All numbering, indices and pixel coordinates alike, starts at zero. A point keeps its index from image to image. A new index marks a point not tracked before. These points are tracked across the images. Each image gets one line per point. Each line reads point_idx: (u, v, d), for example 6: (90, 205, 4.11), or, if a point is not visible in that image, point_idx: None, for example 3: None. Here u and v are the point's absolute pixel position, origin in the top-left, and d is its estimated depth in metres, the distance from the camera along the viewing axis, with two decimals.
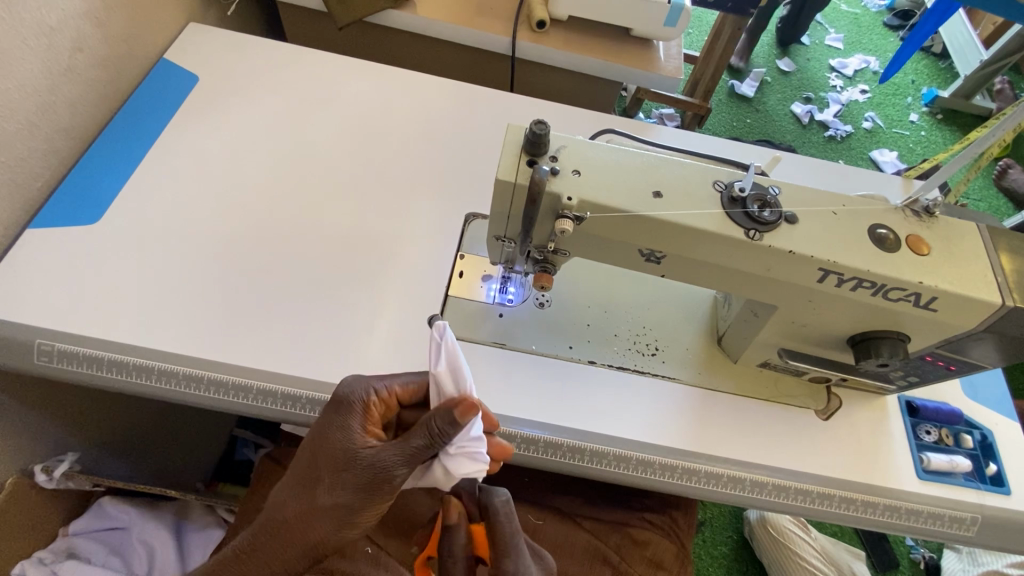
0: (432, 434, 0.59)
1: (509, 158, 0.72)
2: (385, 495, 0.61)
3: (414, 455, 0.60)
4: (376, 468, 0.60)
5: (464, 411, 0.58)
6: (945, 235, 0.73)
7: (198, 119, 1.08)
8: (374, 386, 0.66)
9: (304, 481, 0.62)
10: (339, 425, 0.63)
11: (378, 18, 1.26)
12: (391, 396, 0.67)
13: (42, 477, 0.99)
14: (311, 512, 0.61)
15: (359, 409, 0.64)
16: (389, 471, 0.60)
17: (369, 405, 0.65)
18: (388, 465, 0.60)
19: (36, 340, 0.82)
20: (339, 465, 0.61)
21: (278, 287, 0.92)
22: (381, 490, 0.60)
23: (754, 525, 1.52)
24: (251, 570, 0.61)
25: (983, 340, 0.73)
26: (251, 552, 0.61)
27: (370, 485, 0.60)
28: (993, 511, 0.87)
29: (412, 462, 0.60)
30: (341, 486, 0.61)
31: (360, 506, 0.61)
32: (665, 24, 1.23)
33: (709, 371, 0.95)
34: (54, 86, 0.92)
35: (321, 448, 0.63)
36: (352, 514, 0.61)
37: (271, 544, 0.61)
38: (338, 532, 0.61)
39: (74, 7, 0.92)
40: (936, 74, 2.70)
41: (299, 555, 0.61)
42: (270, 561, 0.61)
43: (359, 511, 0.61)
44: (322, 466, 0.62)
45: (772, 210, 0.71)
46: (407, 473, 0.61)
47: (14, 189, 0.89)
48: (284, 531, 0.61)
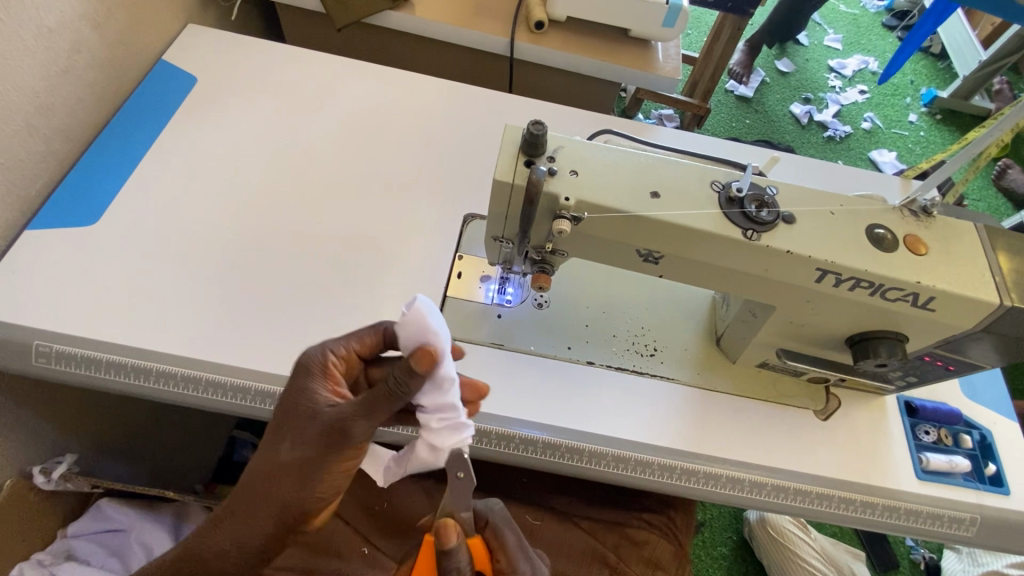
0: (391, 384, 0.57)
1: (507, 158, 0.72)
2: (347, 449, 0.60)
3: (376, 406, 0.58)
4: (335, 423, 0.59)
5: (427, 364, 0.57)
6: (943, 235, 0.73)
7: (197, 120, 1.08)
8: (333, 346, 0.65)
9: (268, 443, 0.62)
10: (299, 385, 0.62)
11: (377, 19, 1.26)
12: (351, 353, 0.66)
13: (40, 479, 0.98)
14: (275, 470, 0.60)
15: (318, 368, 0.63)
16: (347, 423, 0.59)
17: (329, 364, 0.64)
18: (348, 417, 0.59)
19: (34, 342, 0.82)
20: (299, 422, 0.61)
21: (277, 288, 0.92)
22: (343, 443, 0.59)
23: (753, 525, 1.52)
24: (226, 534, 0.61)
25: (982, 340, 0.73)
26: (227, 518, 0.62)
27: (329, 439, 0.59)
28: (992, 511, 0.87)
29: (372, 412, 0.59)
30: (302, 440, 0.60)
31: (321, 459, 0.60)
32: (663, 25, 1.23)
33: (707, 371, 0.95)
34: (52, 87, 0.92)
35: (284, 407, 0.62)
36: (316, 470, 0.60)
37: (242, 507, 0.61)
38: (305, 491, 0.60)
39: (73, 8, 0.92)
40: (935, 75, 2.70)
41: (268, 517, 0.60)
42: (244, 524, 0.61)
43: (322, 467, 0.60)
44: (283, 425, 0.61)
45: (770, 211, 0.71)
46: (368, 424, 0.59)
47: (12, 191, 0.89)
48: (253, 492, 0.61)
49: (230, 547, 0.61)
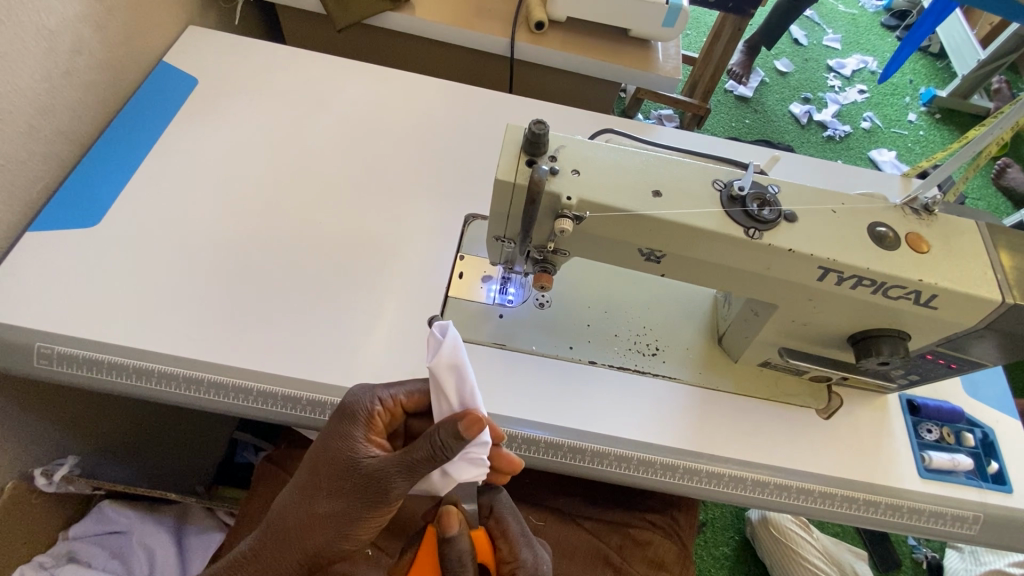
0: (434, 447, 0.57)
1: (508, 158, 0.72)
2: (386, 505, 0.61)
3: (415, 466, 0.58)
4: (375, 479, 0.60)
5: (472, 425, 0.56)
6: (945, 233, 0.73)
7: (198, 121, 1.08)
8: (380, 396, 0.66)
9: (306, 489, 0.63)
10: (342, 435, 0.63)
11: (377, 20, 1.26)
12: (396, 405, 0.67)
13: (42, 481, 0.99)
14: (313, 518, 0.62)
15: (364, 419, 0.64)
16: (386, 481, 0.59)
17: (375, 416, 0.65)
18: (388, 475, 0.59)
19: (36, 343, 0.82)
20: (340, 474, 0.61)
21: (278, 289, 0.92)
22: (380, 499, 0.60)
23: (755, 525, 1.51)
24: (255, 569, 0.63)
25: (984, 337, 0.73)
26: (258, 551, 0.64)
27: (369, 495, 0.60)
28: (995, 509, 0.87)
29: (414, 475, 0.59)
30: (343, 494, 0.61)
31: (361, 513, 0.61)
32: (663, 25, 1.23)
33: (709, 370, 0.95)
34: (53, 90, 0.92)
35: (324, 456, 0.63)
36: (353, 521, 0.61)
37: (275, 547, 0.63)
38: (340, 538, 0.62)
39: (74, 10, 0.92)
40: (934, 74, 2.70)
41: (300, 557, 0.62)
42: (273, 564, 0.63)
43: (359, 519, 0.61)
44: (323, 473, 0.63)
45: (772, 209, 0.71)
46: (409, 485, 0.60)
47: (14, 193, 0.89)
48: (287, 535, 0.62)
49: None
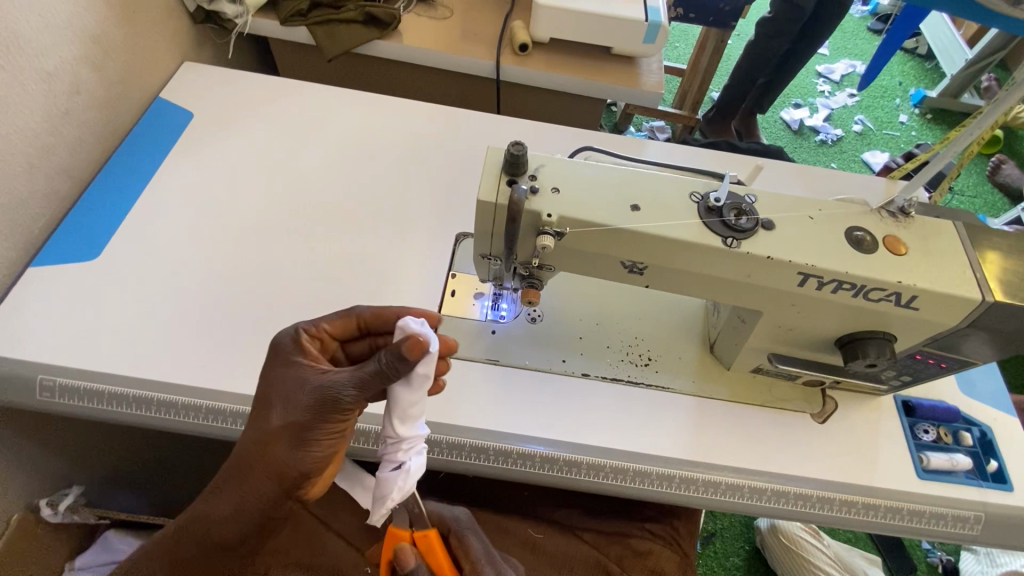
0: (383, 366, 0.58)
1: (490, 178, 0.74)
2: (337, 412, 0.61)
3: (367, 377, 0.60)
4: (325, 390, 0.61)
5: (413, 347, 0.56)
6: (923, 234, 0.74)
7: (194, 153, 1.12)
8: (304, 327, 0.69)
9: (256, 416, 0.64)
10: (282, 364, 0.66)
11: (366, 49, 1.30)
12: (322, 333, 0.70)
13: (47, 512, 1.01)
14: (268, 436, 0.62)
15: (298, 347, 0.67)
16: (338, 389, 0.60)
17: (303, 342, 0.67)
18: (339, 383, 0.60)
19: (37, 376, 0.84)
20: (287, 391, 0.63)
21: (273, 314, 0.94)
22: (335, 409, 0.61)
23: (765, 534, 1.50)
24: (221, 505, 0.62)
25: (970, 336, 0.74)
26: (219, 492, 0.63)
27: (324, 404, 0.61)
28: (996, 508, 0.87)
29: (363, 385, 0.60)
30: (293, 409, 0.62)
31: (316, 425, 0.61)
32: (644, 41, 1.26)
33: (703, 379, 0.95)
34: (52, 129, 0.96)
35: (270, 385, 0.65)
36: (309, 433, 0.62)
37: (234, 480, 0.62)
38: (300, 453, 0.62)
39: (71, 53, 0.96)
40: (923, 75, 2.73)
41: (264, 485, 0.61)
42: (238, 498, 0.62)
43: (316, 431, 0.62)
44: (270, 395, 0.64)
45: (749, 218, 0.72)
46: (359, 392, 0.61)
47: (15, 230, 0.92)
48: (247, 463, 0.61)
49: (222, 519, 0.62)
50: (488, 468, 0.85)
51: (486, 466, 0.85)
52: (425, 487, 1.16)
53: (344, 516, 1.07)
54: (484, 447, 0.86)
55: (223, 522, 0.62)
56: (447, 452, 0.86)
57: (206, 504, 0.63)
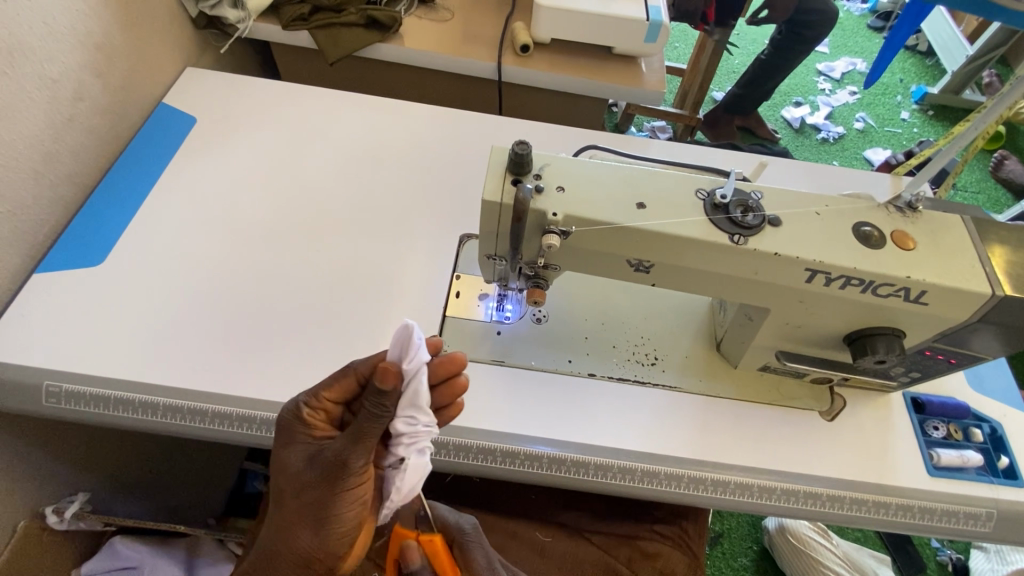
0: (375, 415, 0.58)
1: (494, 178, 0.74)
2: (346, 484, 0.61)
3: (365, 435, 0.59)
4: (328, 464, 0.61)
5: (384, 376, 0.57)
6: (930, 229, 0.73)
7: (197, 158, 1.12)
8: (304, 399, 0.65)
9: (277, 504, 0.66)
10: (289, 443, 0.65)
11: (367, 52, 1.30)
12: (325, 402, 0.65)
13: (53, 519, 1.00)
14: (287, 525, 0.64)
15: (299, 422, 0.65)
16: (341, 461, 0.60)
17: (305, 416, 0.65)
18: (340, 455, 0.60)
19: (44, 382, 0.84)
20: (294, 473, 0.63)
21: (279, 317, 0.94)
22: (341, 480, 0.61)
23: (773, 534, 1.49)
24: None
25: (981, 331, 0.73)
26: None
27: (330, 480, 0.61)
28: (1008, 505, 0.86)
29: (363, 442, 0.59)
30: (303, 495, 0.62)
31: (328, 503, 0.62)
32: (645, 41, 1.26)
33: (709, 377, 0.95)
34: (57, 135, 0.96)
35: (280, 467, 0.65)
36: (324, 514, 0.62)
37: (266, 566, 0.65)
38: (322, 533, 0.63)
39: (74, 59, 0.97)
40: (924, 72, 2.73)
41: (294, 568, 0.65)
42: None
43: (329, 512, 0.62)
44: (281, 479, 0.65)
45: (755, 214, 0.72)
46: (361, 452, 0.60)
47: (20, 236, 0.91)
48: (274, 551, 0.65)
49: None
50: (495, 469, 0.85)
51: (493, 468, 0.85)
52: (431, 490, 1.16)
53: None
54: (491, 448, 0.85)
55: None
56: (455, 454, 0.85)
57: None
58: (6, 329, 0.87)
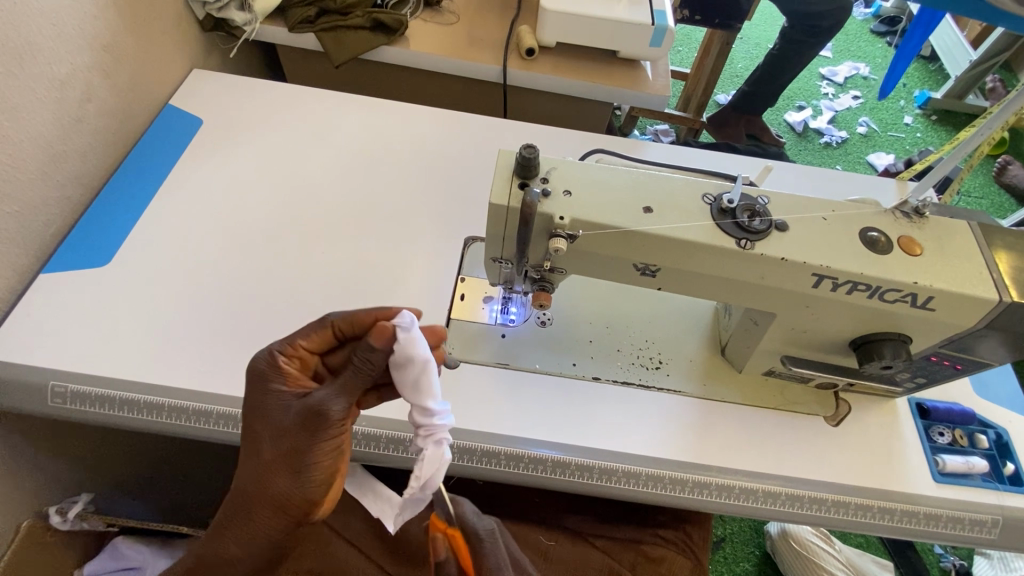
0: (358, 363, 0.58)
1: (501, 181, 0.74)
2: (328, 432, 0.61)
3: (348, 382, 0.60)
4: (308, 410, 0.60)
5: (377, 333, 0.57)
6: (937, 234, 0.73)
7: (203, 159, 1.12)
8: (279, 349, 0.65)
9: (248, 451, 0.64)
10: (262, 391, 0.64)
11: (373, 55, 1.31)
12: (301, 350, 0.66)
13: (57, 519, 1.01)
14: (265, 470, 0.62)
15: (275, 370, 0.64)
16: (322, 406, 0.60)
17: (282, 365, 0.65)
18: (321, 400, 0.60)
19: (50, 382, 0.84)
20: (273, 419, 0.63)
21: (283, 319, 0.94)
22: (322, 427, 0.60)
23: (775, 539, 1.48)
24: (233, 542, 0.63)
25: (987, 337, 0.73)
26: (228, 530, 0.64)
27: (311, 425, 0.60)
28: (1014, 512, 0.86)
29: (345, 386, 0.60)
30: (282, 436, 0.62)
31: (308, 448, 0.61)
32: (650, 44, 1.27)
33: (714, 382, 0.95)
34: (64, 136, 0.96)
35: (256, 413, 0.64)
36: (304, 459, 0.61)
37: (240, 514, 0.63)
38: (299, 481, 0.62)
39: (82, 61, 0.97)
40: (927, 77, 2.73)
41: (271, 515, 0.63)
42: (251, 527, 0.63)
43: (309, 453, 0.61)
44: (258, 426, 0.63)
45: (762, 219, 0.72)
46: (342, 398, 0.60)
47: (27, 236, 0.92)
48: (248, 499, 0.62)
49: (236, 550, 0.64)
50: (501, 473, 0.85)
51: (498, 471, 0.85)
52: None
53: (353, 524, 1.07)
54: (496, 451, 0.85)
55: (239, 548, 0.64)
56: (459, 456, 0.85)
57: (219, 543, 0.64)
58: (12, 329, 0.88)
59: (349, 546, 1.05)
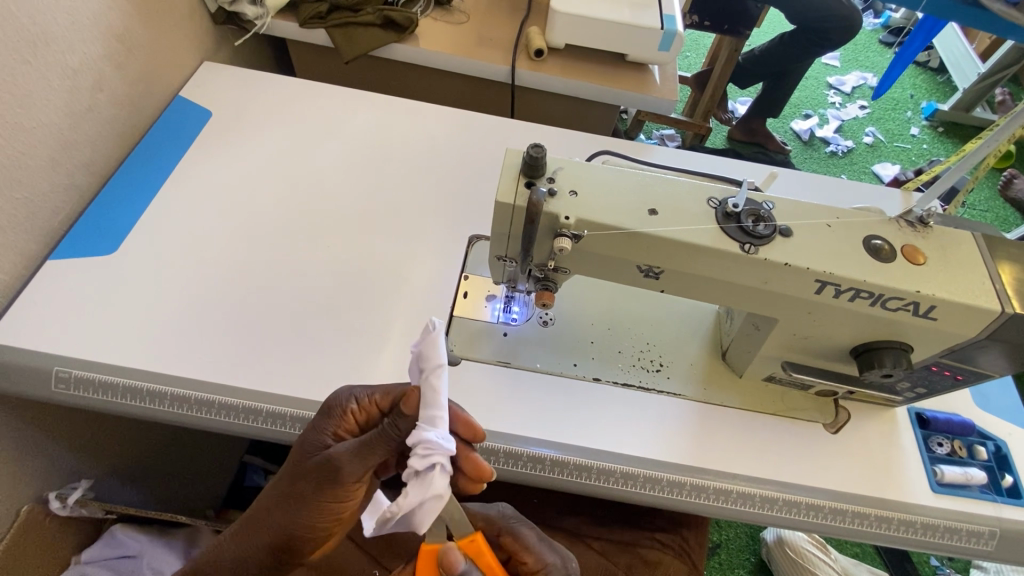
0: (384, 430, 0.62)
1: (508, 180, 0.74)
2: (336, 489, 0.64)
3: (367, 449, 0.63)
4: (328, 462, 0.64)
5: (408, 401, 0.61)
6: (940, 244, 0.73)
7: (212, 152, 1.13)
8: (357, 394, 0.68)
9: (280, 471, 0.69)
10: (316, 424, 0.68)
11: (383, 52, 1.31)
12: (371, 404, 0.68)
13: (56, 504, 1.01)
14: (277, 498, 0.67)
15: (336, 411, 0.67)
16: (338, 465, 0.63)
17: (347, 410, 0.67)
18: (339, 460, 0.63)
19: (54, 367, 0.85)
20: (302, 457, 0.67)
21: (287, 311, 0.94)
22: (331, 483, 0.64)
23: (771, 546, 1.48)
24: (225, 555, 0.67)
25: (989, 348, 0.73)
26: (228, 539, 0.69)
27: (322, 478, 0.64)
28: (1012, 524, 0.86)
29: (362, 453, 0.63)
30: (301, 476, 0.65)
31: (313, 497, 0.64)
32: (659, 49, 1.27)
33: (714, 386, 0.95)
34: (75, 125, 0.97)
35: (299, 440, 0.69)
36: (307, 505, 0.65)
37: (245, 530, 0.68)
38: (297, 521, 0.65)
39: (95, 51, 0.98)
40: (935, 88, 2.73)
41: (263, 542, 0.66)
42: (244, 546, 0.67)
43: (311, 501, 0.65)
44: (293, 456, 0.68)
45: (767, 224, 0.72)
46: (357, 464, 0.64)
47: (36, 223, 0.92)
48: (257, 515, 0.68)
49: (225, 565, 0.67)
50: (499, 471, 0.85)
51: (496, 469, 0.85)
52: None
53: None
54: (495, 449, 0.85)
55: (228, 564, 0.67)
56: None
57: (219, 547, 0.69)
58: (17, 314, 0.88)
59: (347, 540, 1.05)
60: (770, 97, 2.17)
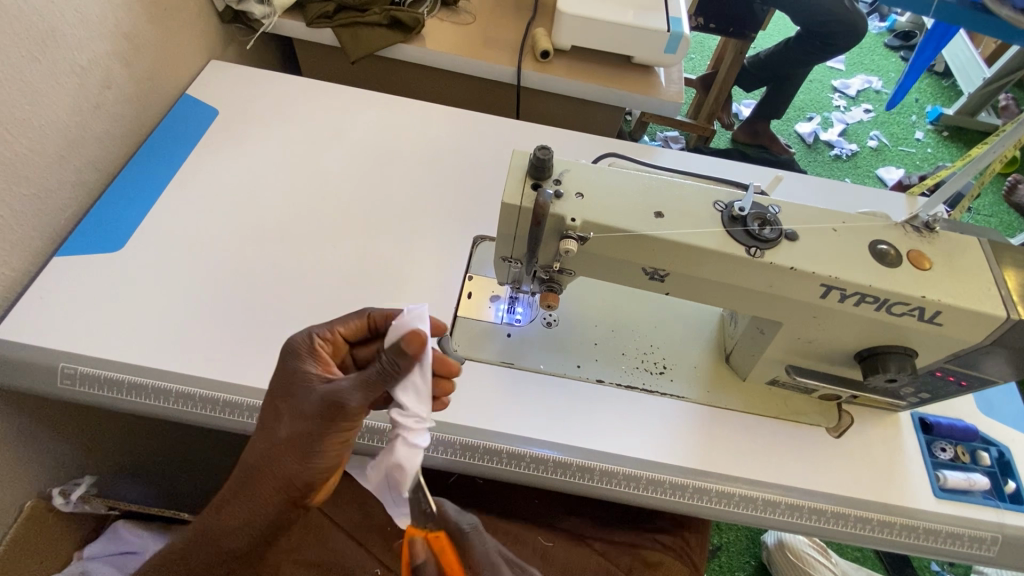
0: (383, 364, 0.58)
1: (515, 181, 0.75)
2: (343, 424, 0.62)
3: (371, 384, 0.60)
4: (327, 398, 0.61)
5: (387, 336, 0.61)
6: (947, 249, 0.73)
7: (218, 150, 1.13)
8: (317, 331, 0.68)
9: (264, 424, 0.65)
10: (293, 369, 0.66)
11: (389, 52, 1.32)
12: (336, 336, 0.69)
13: (60, 500, 1.02)
14: (275, 449, 0.63)
15: (307, 350, 0.67)
16: (343, 399, 0.60)
17: (316, 346, 0.67)
18: (342, 392, 0.60)
19: (60, 363, 0.85)
20: (297, 402, 0.63)
21: (292, 310, 0.95)
22: (338, 418, 0.61)
23: (772, 549, 1.48)
24: (229, 520, 0.63)
25: (994, 354, 0.73)
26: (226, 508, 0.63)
27: (328, 415, 0.61)
28: (1014, 530, 0.86)
29: (366, 386, 0.60)
30: (300, 419, 0.62)
31: (320, 434, 0.62)
32: (665, 51, 1.27)
33: (718, 389, 0.95)
34: (83, 122, 0.97)
35: (279, 388, 0.66)
36: (314, 446, 0.62)
37: (244, 490, 0.63)
38: (306, 463, 0.62)
39: (104, 48, 0.98)
40: (940, 93, 2.72)
41: (272, 495, 0.63)
42: (251, 506, 0.63)
43: (319, 441, 0.62)
44: (280, 404, 0.64)
45: (772, 228, 0.72)
46: (362, 397, 0.60)
47: (43, 219, 0.93)
48: (254, 474, 0.63)
49: (233, 530, 0.63)
50: (501, 471, 0.85)
51: (498, 469, 0.85)
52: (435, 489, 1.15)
53: (353, 515, 1.07)
54: (498, 450, 0.86)
55: (234, 526, 0.63)
56: (461, 454, 0.85)
57: (216, 518, 0.64)
58: (24, 309, 0.89)
59: (349, 539, 1.05)
60: (775, 101, 2.17)
